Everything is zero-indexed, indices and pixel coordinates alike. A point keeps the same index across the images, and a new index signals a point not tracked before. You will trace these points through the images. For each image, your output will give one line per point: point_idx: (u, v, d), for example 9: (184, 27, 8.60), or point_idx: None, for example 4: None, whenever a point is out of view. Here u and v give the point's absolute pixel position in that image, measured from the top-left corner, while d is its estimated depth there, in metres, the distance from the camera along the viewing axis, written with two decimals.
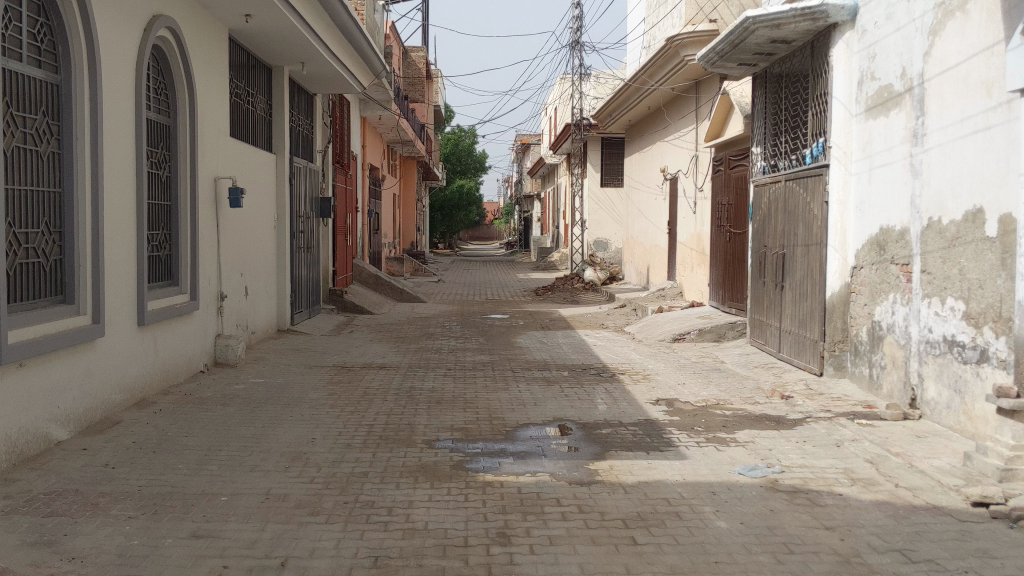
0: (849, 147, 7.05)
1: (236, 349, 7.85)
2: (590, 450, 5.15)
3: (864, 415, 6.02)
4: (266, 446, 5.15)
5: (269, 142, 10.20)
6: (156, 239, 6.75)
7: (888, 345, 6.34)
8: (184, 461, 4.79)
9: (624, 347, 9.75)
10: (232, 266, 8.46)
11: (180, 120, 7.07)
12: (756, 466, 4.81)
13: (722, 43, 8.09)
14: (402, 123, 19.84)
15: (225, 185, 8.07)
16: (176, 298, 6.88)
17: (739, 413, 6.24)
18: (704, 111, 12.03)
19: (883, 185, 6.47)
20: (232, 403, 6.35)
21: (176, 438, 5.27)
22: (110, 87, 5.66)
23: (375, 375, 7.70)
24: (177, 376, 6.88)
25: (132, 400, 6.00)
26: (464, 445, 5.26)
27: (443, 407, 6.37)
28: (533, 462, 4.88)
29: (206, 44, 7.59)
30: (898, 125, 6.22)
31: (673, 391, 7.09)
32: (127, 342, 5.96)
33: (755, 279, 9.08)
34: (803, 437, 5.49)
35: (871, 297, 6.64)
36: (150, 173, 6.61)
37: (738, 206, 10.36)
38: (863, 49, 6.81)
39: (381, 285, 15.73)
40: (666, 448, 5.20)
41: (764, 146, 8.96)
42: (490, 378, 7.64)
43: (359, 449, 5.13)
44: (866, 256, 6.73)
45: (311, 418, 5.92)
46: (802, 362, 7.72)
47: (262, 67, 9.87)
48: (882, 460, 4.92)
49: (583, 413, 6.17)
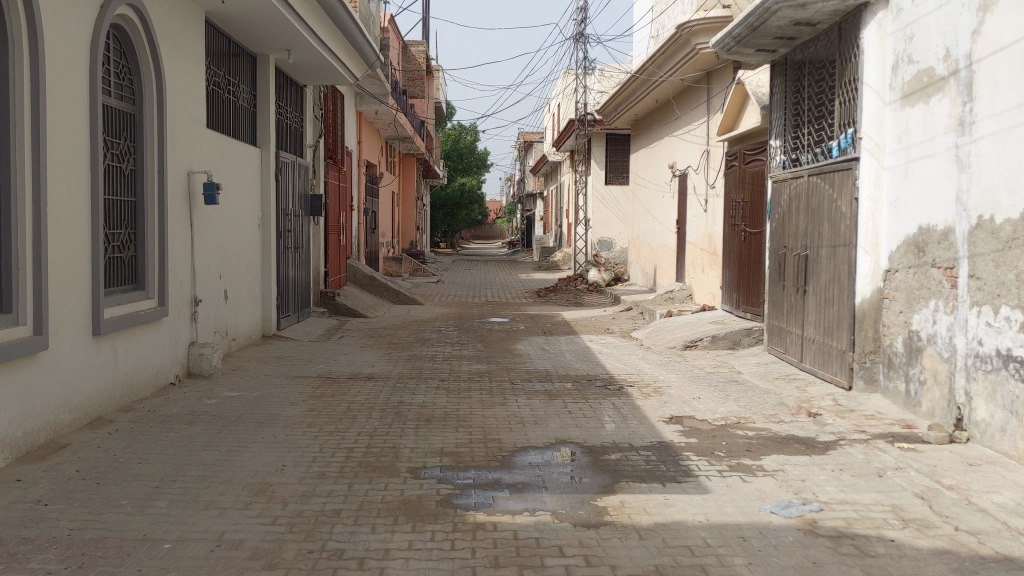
0: (883, 138, 6.40)
1: (211, 358, 7.22)
2: (597, 481, 4.50)
3: (904, 437, 5.37)
4: (228, 476, 4.51)
5: (254, 135, 9.56)
6: (118, 240, 6.11)
7: (927, 358, 5.69)
8: (130, 496, 4.16)
9: (632, 355, 9.11)
10: (208, 267, 7.81)
11: (147, 108, 6.43)
12: (790, 503, 4.16)
13: (740, 27, 7.45)
14: (400, 118, 19.20)
15: (199, 180, 7.43)
16: (141, 303, 6.26)
17: (763, 434, 5.60)
18: (716, 104, 11.39)
19: (923, 180, 5.82)
20: (198, 422, 5.70)
21: (126, 466, 4.64)
22: (57, 69, 5.03)
23: (361, 388, 7.07)
24: (142, 390, 6.25)
25: (85, 420, 5.37)
26: (454, 474, 4.61)
27: (433, 426, 5.73)
28: (531, 497, 4.24)
29: (177, 26, 6.96)
30: (941, 113, 5.57)
31: (687, 408, 6.43)
32: (79, 354, 5.32)
33: (774, 282, 8.43)
34: (839, 464, 4.84)
35: (908, 304, 6.00)
36: (111, 167, 5.98)
37: (753, 204, 9.70)
38: (899, 30, 6.16)
39: (377, 287, 15.10)
40: (684, 478, 4.56)
41: (784, 139, 8.31)
42: (486, 391, 7.01)
43: (334, 480, 4.49)
44: (902, 258, 6.09)
45: (283, 440, 5.28)
46: (827, 373, 7.08)
47: (245, 55, 9.23)
48: (935, 495, 4.27)
49: (589, 434, 5.52)
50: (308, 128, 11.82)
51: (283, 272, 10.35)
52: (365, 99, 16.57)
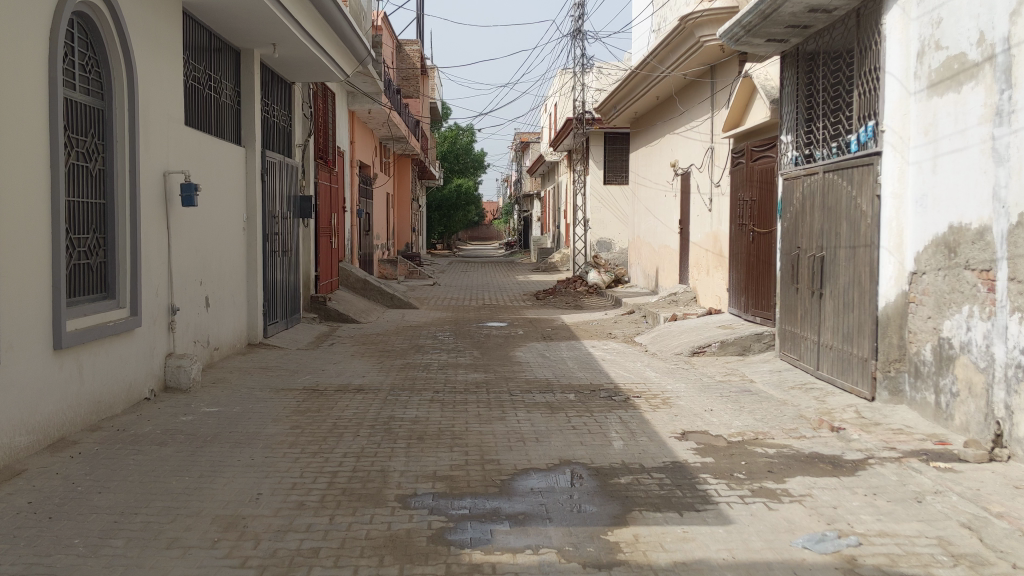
0: (907, 131, 5.97)
1: (190, 371, 6.76)
2: (606, 511, 4.05)
3: (938, 455, 4.93)
4: (196, 508, 4.05)
5: (238, 133, 9.09)
6: (85, 245, 5.64)
7: (960, 368, 5.25)
8: (83, 534, 3.70)
9: (637, 362, 8.65)
10: (187, 273, 7.35)
11: (118, 105, 5.95)
12: (824, 536, 3.70)
13: (751, 15, 7.03)
14: (394, 117, 18.76)
15: (176, 180, 6.96)
16: (111, 313, 5.80)
17: (784, 451, 5.15)
18: (721, 99, 10.95)
19: (954, 175, 5.40)
20: (171, 443, 5.24)
21: (84, 497, 4.17)
22: (7, 60, 4.54)
23: (350, 402, 6.61)
24: (112, 408, 5.79)
25: (44, 442, 4.91)
26: (448, 503, 4.16)
27: (426, 444, 5.29)
28: (534, 531, 3.79)
29: (150, 16, 6.48)
30: (974, 103, 5.13)
31: (699, 421, 5.98)
32: (38, 371, 4.86)
33: (787, 285, 8.00)
34: (872, 488, 4.39)
35: (937, 309, 5.57)
36: (76, 167, 5.51)
37: (763, 203, 9.26)
38: (925, 14, 5.72)
39: (370, 291, 14.62)
40: (703, 507, 4.11)
41: (796, 133, 7.89)
42: (483, 404, 6.55)
43: (314, 512, 4.03)
44: (931, 260, 5.68)
45: (262, 463, 4.82)
46: (847, 383, 6.64)
47: (228, 49, 8.77)
48: (983, 525, 3.83)
49: (596, 454, 5.08)
50: (297, 127, 11.38)
51: (271, 276, 9.90)
52: (358, 97, 16.13)
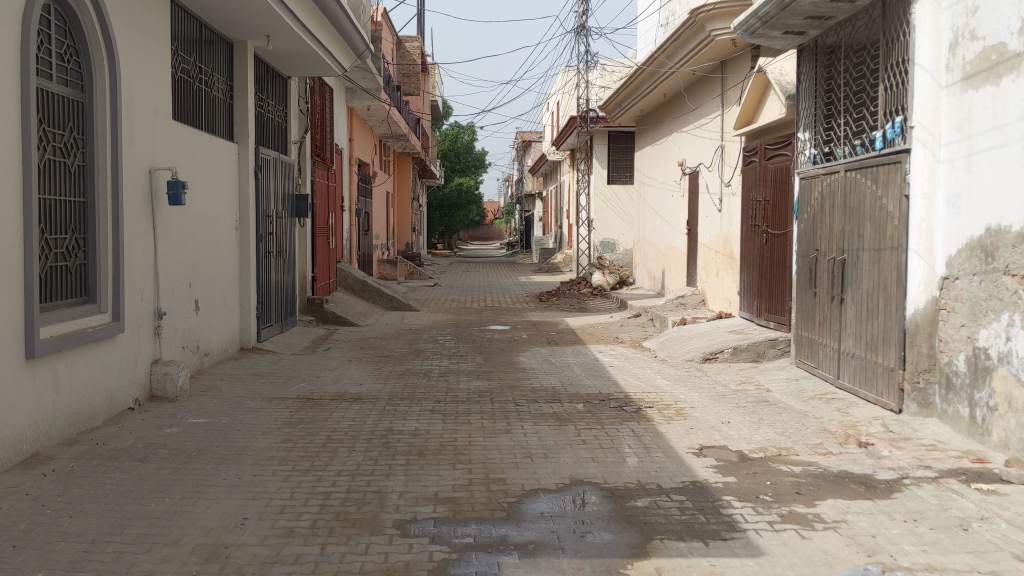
0: (937, 127, 5.63)
1: (177, 379, 6.41)
2: (623, 540, 3.70)
3: (978, 475, 4.57)
4: (175, 536, 3.70)
5: (230, 128, 8.73)
6: (62, 246, 5.30)
7: (998, 380, 4.89)
8: (48, 566, 3.35)
9: (646, 369, 8.31)
10: (175, 275, 6.99)
11: (98, 96, 5.60)
12: (867, 571, 3.33)
13: (768, 5, 6.69)
14: (393, 114, 18.38)
15: (162, 177, 6.60)
16: (90, 318, 5.46)
17: (811, 470, 4.79)
18: (732, 96, 10.59)
19: (989, 173, 5.06)
20: (153, 459, 4.88)
21: (54, 522, 3.82)
22: None
23: (344, 412, 6.27)
24: (92, 419, 5.44)
25: (16, 458, 4.56)
26: (450, 531, 3.80)
27: (426, 461, 4.93)
28: (546, 563, 3.44)
29: (135, 4, 6.12)
30: (1014, 95, 4.77)
31: (717, 435, 5.62)
32: (9, 381, 4.50)
33: (804, 289, 7.65)
34: (911, 513, 4.04)
35: (972, 317, 5.23)
36: (53, 162, 5.16)
37: (777, 203, 8.91)
38: (959, 2, 5.37)
39: (369, 293, 14.25)
40: (729, 535, 3.76)
41: (814, 130, 7.54)
42: (486, 415, 6.20)
43: (303, 541, 3.67)
44: (964, 264, 5.33)
45: (249, 483, 4.47)
46: (872, 394, 6.29)
47: (219, 40, 8.40)
48: None
49: (609, 473, 4.72)
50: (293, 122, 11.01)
51: (264, 277, 9.53)
52: (357, 93, 15.78)
